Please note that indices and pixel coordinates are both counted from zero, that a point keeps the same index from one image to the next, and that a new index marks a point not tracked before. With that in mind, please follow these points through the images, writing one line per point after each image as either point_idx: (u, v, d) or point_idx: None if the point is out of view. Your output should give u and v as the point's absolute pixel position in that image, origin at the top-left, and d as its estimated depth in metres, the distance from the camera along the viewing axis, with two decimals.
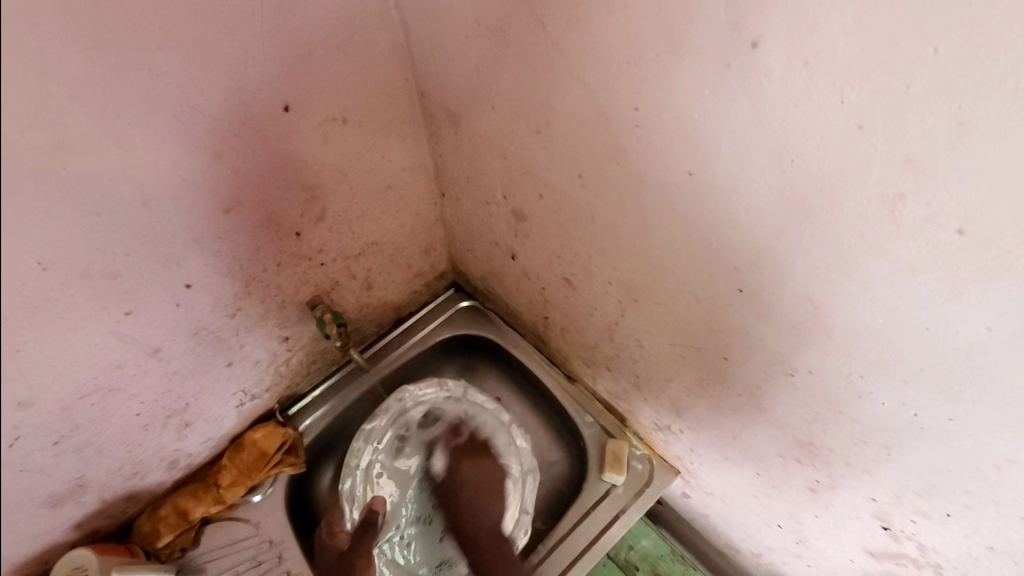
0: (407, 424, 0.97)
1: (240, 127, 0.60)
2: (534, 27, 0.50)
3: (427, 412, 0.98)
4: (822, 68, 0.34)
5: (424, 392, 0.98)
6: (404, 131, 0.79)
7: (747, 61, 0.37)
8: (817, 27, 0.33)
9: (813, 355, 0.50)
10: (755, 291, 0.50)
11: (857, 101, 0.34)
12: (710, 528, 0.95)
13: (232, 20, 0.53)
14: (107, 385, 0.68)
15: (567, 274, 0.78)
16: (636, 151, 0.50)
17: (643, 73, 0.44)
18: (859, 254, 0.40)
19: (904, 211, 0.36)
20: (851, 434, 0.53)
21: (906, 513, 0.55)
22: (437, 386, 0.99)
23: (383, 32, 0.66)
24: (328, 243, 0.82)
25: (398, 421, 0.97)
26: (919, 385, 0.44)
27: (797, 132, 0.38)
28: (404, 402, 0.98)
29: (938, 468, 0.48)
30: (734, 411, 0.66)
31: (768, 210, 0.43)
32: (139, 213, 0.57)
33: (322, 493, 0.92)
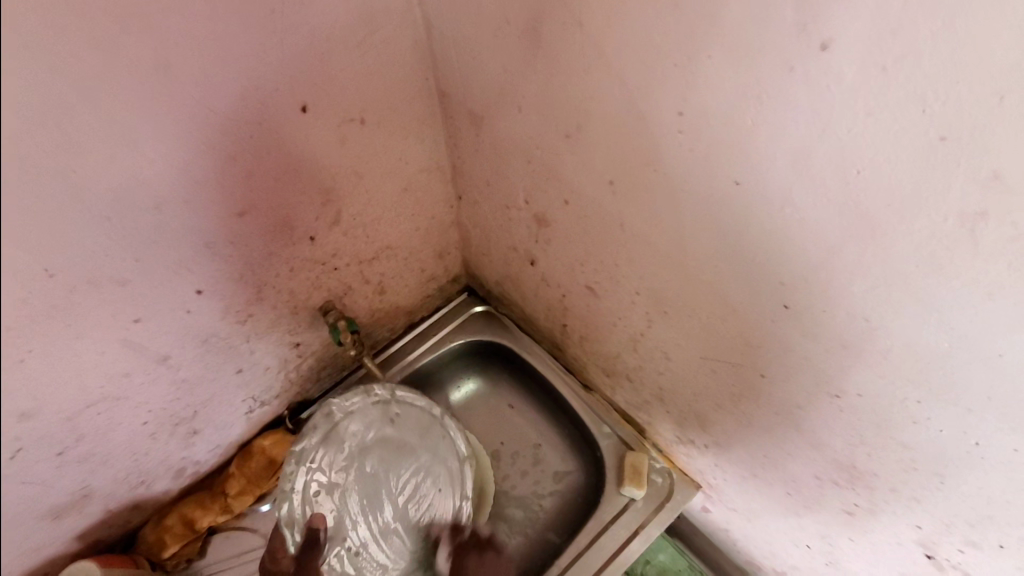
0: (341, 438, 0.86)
1: (256, 128, 0.57)
2: (570, 25, 0.47)
3: (358, 423, 0.87)
4: (902, 74, 0.31)
5: (350, 404, 0.88)
6: (423, 132, 0.76)
7: (814, 66, 0.34)
8: (901, 29, 0.30)
9: (862, 376, 0.47)
10: (802, 308, 0.47)
11: (942, 112, 0.31)
12: (730, 544, 0.92)
13: (250, 16, 0.50)
14: (114, 395, 0.66)
15: (590, 282, 0.75)
16: (677, 158, 0.48)
17: (691, 76, 0.41)
18: (925, 274, 0.37)
19: (985, 231, 0.33)
20: (899, 459, 0.50)
21: (954, 543, 0.53)
22: (363, 396, 0.88)
23: (405, 29, 0.63)
24: (342, 247, 0.79)
25: (328, 439, 0.85)
26: (984, 415, 0.41)
27: (865, 144, 0.35)
28: (332, 416, 0.86)
29: (997, 500, 0.45)
30: (767, 429, 0.63)
31: (825, 224, 0.41)
32: (150, 217, 0.54)
33: (283, 512, 0.80)
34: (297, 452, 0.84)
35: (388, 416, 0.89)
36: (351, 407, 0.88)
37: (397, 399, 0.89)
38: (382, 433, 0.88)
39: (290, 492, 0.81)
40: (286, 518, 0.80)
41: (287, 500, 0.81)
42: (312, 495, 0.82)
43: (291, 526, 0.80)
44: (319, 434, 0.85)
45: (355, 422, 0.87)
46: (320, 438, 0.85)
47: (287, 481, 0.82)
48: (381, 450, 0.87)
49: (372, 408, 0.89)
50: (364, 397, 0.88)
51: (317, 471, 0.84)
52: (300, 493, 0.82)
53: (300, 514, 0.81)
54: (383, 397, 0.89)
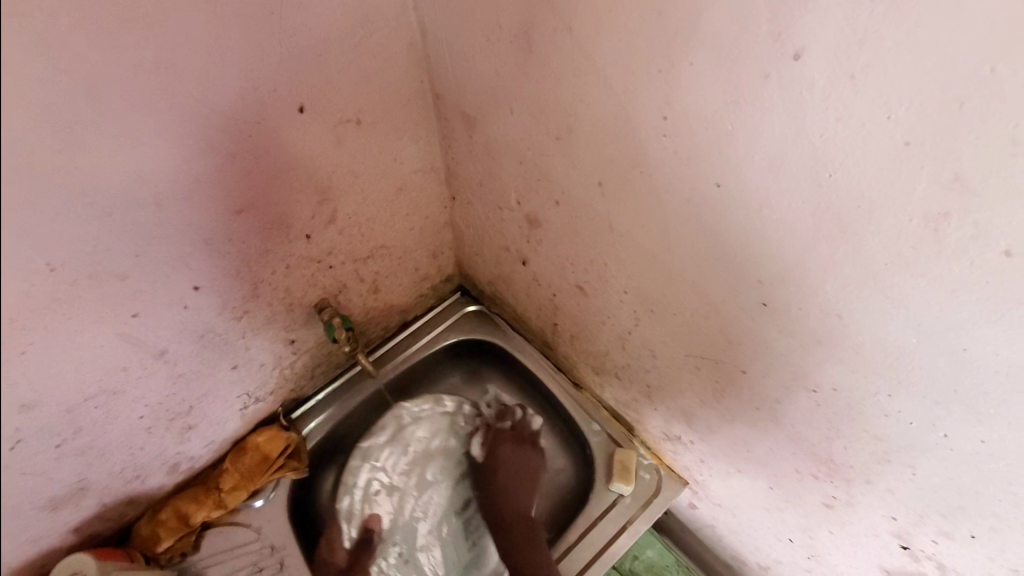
0: (410, 442, 1.03)
1: (255, 127, 0.59)
2: (560, 32, 0.49)
3: (426, 428, 1.04)
4: (869, 82, 0.33)
5: (422, 411, 1.05)
6: (417, 133, 0.78)
7: (787, 73, 0.36)
8: (867, 39, 0.32)
9: (837, 371, 0.49)
10: (780, 306, 0.49)
11: (906, 117, 0.33)
12: (716, 539, 0.94)
13: (249, 18, 0.51)
14: (111, 388, 0.67)
15: (580, 282, 0.77)
16: (661, 160, 0.49)
17: (674, 82, 0.43)
18: (894, 272, 0.39)
19: (948, 231, 0.35)
20: (874, 452, 0.52)
21: (927, 533, 0.55)
22: (434, 405, 1.05)
23: (400, 33, 0.65)
24: (337, 246, 0.80)
25: (399, 441, 1.02)
26: (951, 407, 0.43)
27: (837, 147, 0.37)
28: (402, 419, 1.04)
29: (965, 489, 0.47)
30: (750, 425, 0.65)
31: (801, 224, 0.42)
32: (150, 213, 0.55)
33: (344, 505, 0.98)
34: (363, 452, 1.01)
35: (444, 427, 1.04)
36: (420, 415, 1.05)
37: (462, 411, 1.06)
38: (439, 441, 1.04)
39: (352, 486, 0.99)
40: (347, 514, 0.97)
41: (351, 499, 0.98)
42: (369, 494, 0.98)
43: (351, 521, 0.97)
44: (388, 434, 1.02)
45: (421, 429, 1.04)
46: (388, 437, 1.02)
47: (354, 477, 0.99)
48: (438, 459, 1.02)
49: (439, 419, 1.05)
50: (434, 406, 1.05)
51: (380, 472, 1.00)
52: (360, 491, 0.99)
53: (358, 510, 0.98)
54: (451, 410, 1.06)
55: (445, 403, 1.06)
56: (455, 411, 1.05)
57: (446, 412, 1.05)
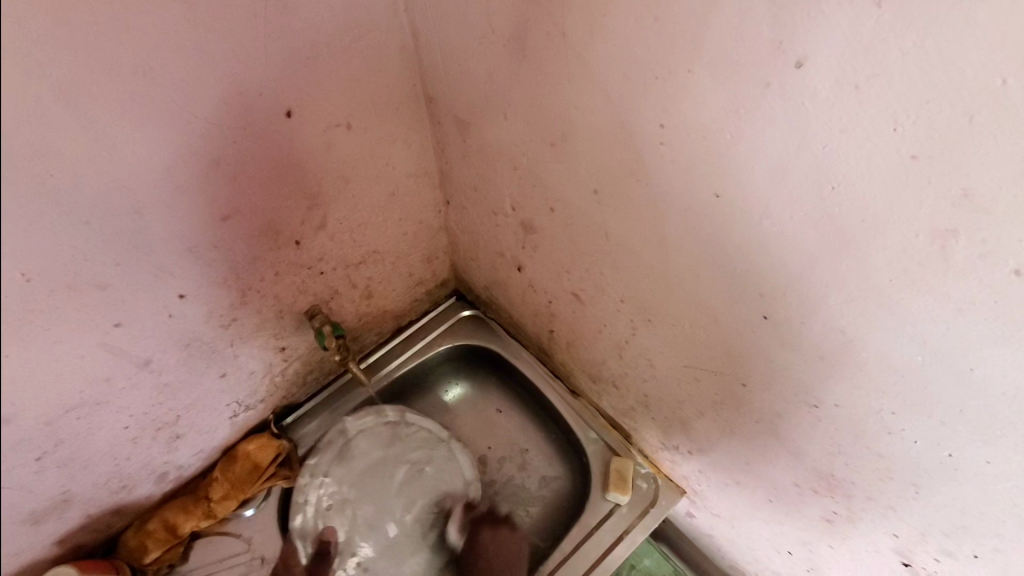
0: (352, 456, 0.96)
1: (241, 133, 0.57)
2: (554, 36, 0.48)
3: (367, 441, 0.98)
4: (875, 94, 0.31)
5: (360, 424, 0.98)
6: (409, 137, 0.76)
7: (789, 81, 0.35)
8: (873, 50, 0.30)
9: (840, 387, 0.48)
10: (781, 319, 0.48)
11: (912, 130, 0.31)
12: (715, 549, 0.93)
13: (233, 20, 0.50)
14: (94, 399, 0.65)
15: (576, 289, 0.75)
16: (658, 168, 0.48)
17: (672, 90, 0.42)
18: (899, 289, 0.38)
19: (956, 248, 0.33)
20: (876, 469, 0.51)
21: (929, 552, 0.53)
22: (375, 417, 0.99)
23: (391, 35, 0.63)
24: (328, 252, 0.79)
25: (340, 455, 0.96)
26: (957, 427, 0.41)
27: (841, 159, 0.35)
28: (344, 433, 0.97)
29: (970, 510, 0.46)
30: (749, 437, 0.64)
31: (803, 237, 0.41)
32: (132, 221, 0.54)
33: (296, 523, 0.91)
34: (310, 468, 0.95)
35: (388, 435, 0.98)
36: (362, 427, 0.98)
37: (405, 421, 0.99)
38: (388, 452, 0.97)
39: (303, 502, 0.92)
40: (300, 530, 0.90)
41: (303, 512, 0.91)
42: (324, 508, 0.92)
43: (305, 537, 0.90)
44: (333, 449, 0.96)
45: (364, 442, 0.98)
46: (335, 454, 0.96)
47: (303, 493, 0.92)
48: (388, 470, 0.96)
49: (382, 429, 0.98)
50: (377, 418, 0.98)
51: (328, 486, 0.94)
52: (313, 506, 0.92)
53: (311, 527, 0.91)
54: (393, 420, 0.99)
55: (388, 412, 0.99)
56: (398, 420, 0.99)
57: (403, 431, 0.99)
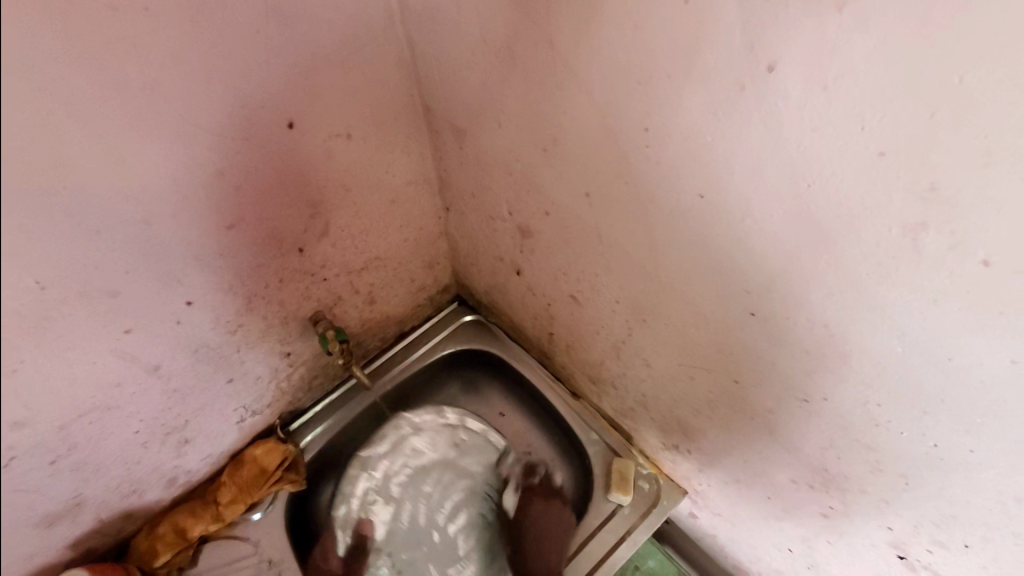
0: (407, 453, 1.02)
1: (243, 143, 0.59)
2: (542, 46, 0.50)
3: (426, 441, 1.03)
4: (842, 93, 0.33)
5: (423, 421, 1.04)
6: (408, 146, 0.78)
7: (762, 84, 0.36)
8: (837, 51, 0.32)
9: (827, 380, 0.49)
10: (768, 315, 0.49)
11: (879, 127, 0.33)
12: (717, 549, 0.93)
13: (235, 36, 0.52)
14: (105, 403, 0.67)
15: (572, 291, 0.77)
16: (645, 171, 0.49)
17: (654, 95, 0.43)
18: (876, 281, 0.39)
19: (927, 240, 0.34)
20: (867, 461, 0.52)
21: (922, 544, 0.54)
22: (435, 415, 1.05)
23: (387, 47, 0.65)
24: (330, 258, 0.81)
25: (398, 452, 1.02)
26: (938, 415, 0.42)
27: (814, 157, 0.37)
28: (403, 429, 1.04)
29: (958, 500, 0.47)
30: (744, 434, 0.65)
31: (784, 235, 0.42)
32: (140, 231, 0.56)
33: (341, 513, 0.98)
34: (361, 461, 1.01)
35: (450, 440, 1.03)
36: (420, 426, 1.04)
37: (463, 426, 1.04)
38: (432, 457, 1.02)
39: (349, 495, 0.99)
40: (342, 521, 0.97)
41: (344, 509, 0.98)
42: (369, 501, 0.98)
43: (344, 528, 0.96)
44: (387, 445, 1.02)
45: (419, 441, 1.03)
46: (388, 448, 1.02)
47: (350, 486, 0.99)
48: (441, 472, 1.01)
49: (443, 432, 1.04)
50: (434, 417, 1.05)
51: (376, 482, 1.00)
52: (358, 499, 0.98)
53: (353, 518, 0.97)
54: (452, 422, 1.05)
55: (449, 416, 1.05)
56: (457, 423, 1.04)
57: (461, 437, 1.04)
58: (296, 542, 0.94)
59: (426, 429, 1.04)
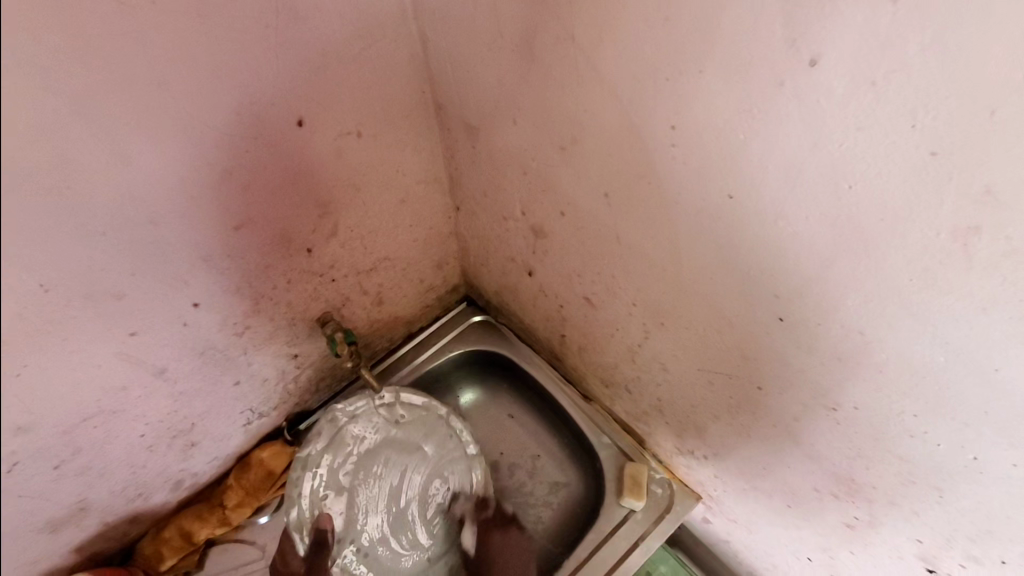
0: (347, 443, 0.89)
1: (253, 142, 0.57)
2: (562, 40, 0.48)
3: (362, 426, 0.90)
4: (892, 90, 0.31)
5: (357, 408, 0.90)
6: (419, 144, 0.76)
7: (803, 80, 0.34)
8: (890, 46, 0.30)
9: (859, 389, 0.47)
10: (797, 321, 0.47)
11: (931, 127, 0.31)
12: (732, 555, 0.92)
13: (244, 31, 0.50)
14: (111, 407, 0.66)
15: (587, 293, 0.75)
16: (671, 170, 0.47)
17: (683, 92, 0.41)
18: (919, 288, 0.37)
19: (978, 247, 0.33)
20: (898, 473, 0.50)
21: (955, 558, 0.52)
22: (369, 400, 0.91)
23: (399, 42, 0.63)
24: (339, 259, 0.79)
25: (331, 445, 0.88)
26: (982, 428, 0.40)
27: (856, 158, 0.35)
28: (337, 421, 0.89)
29: (996, 515, 0.45)
30: (765, 441, 0.63)
31: (819, 238, 0.40)
32: (146, 232, 0.54)
33: (291, 517, 0.84)
34: (299, 460, 0.86)
35: (390, 418, 0.92)
36: (355, 412, 0.90)
37: (402, 401, 0.92)
38: (371, 441, 0.90)
39: (297, 497, 0.85)
40: (296, 523, 0.85)
41: (296, 507, 0.85)
42: (321, 497, 0.86)
43: (300, 529, 0.85)
44: (324, 440, 0.87)
45: (358, 426, 0.90)
46: (325, 443, 0.88)
47: (295, 487, 0.85)
48: (387, 454, 0.90)
49: (377, 413, 0.91)
50: (369, 401, 0.91)
51: (324, 477, 0.87)
52: (308, 498, 0.86)
53: (308, 518, 0.85)
54: (388, 401, 0.92)
55: (382, 394, 0.92)
56: (396, 403, 0.92)
57: (402, 413, 0.92)
58: None
59: (363, 414, 0.91)
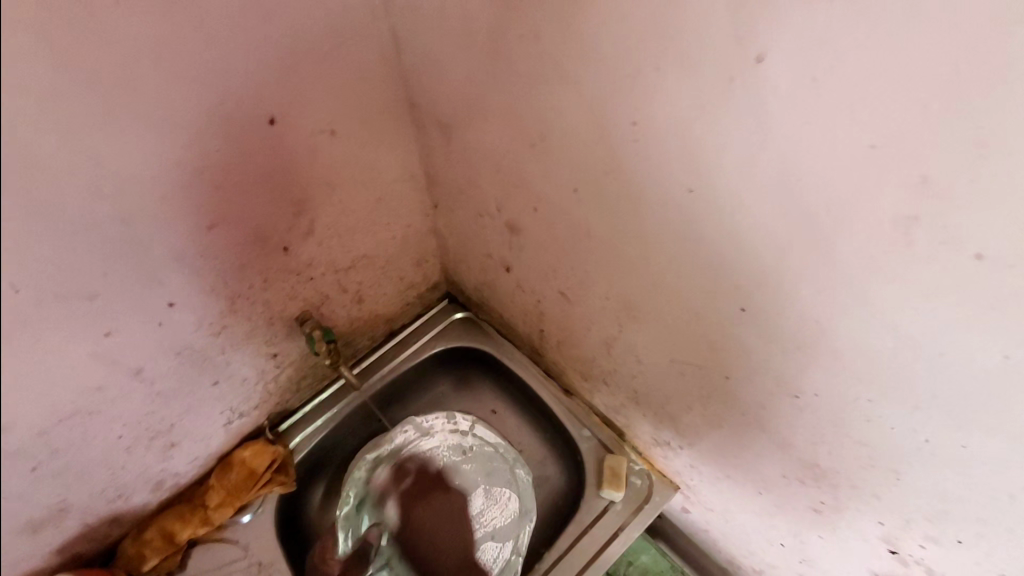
0: (411, 457, 0.96)
1: (224, 140, 0.57)
2: (527, 38, 0.48)
3: (435, 444, 0.97)
4: (832, 84, 0.32)
5: (431, 424, 0.97)
6: (395, 142, 0.77)
7: (751, 77, 0.35)
8: (829, 42, 0.31)
9: (819, 376, 0.48)
10: (759, 311, 0.48)
11: (870, 120, 0.32)
12: (711, 544, 0.93)
13: (213, 30, 0.51)
14: (87, 408, 0.66)
15: (563, 288, 0.76)
16: (634, 165, 0.48)
17: (642, 89, 0.42)
18: (867, 276, 0.38)
19: (918, 234, 0.34)
20: (859, 457, 0.51)
21: (914, 539, 0.54)
22: (443, 419, 0.97)
23: (370, 40, 0.64)
24: (316, 257, 0.79)
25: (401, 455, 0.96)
26: (931, 411, 0.42)
27: (806, 151, 0.36)
28: (410, 434, 0.97)
29: (950, 495, 0.47)
30: (735, 430, 0.64)
31: (774, 228, 0.41)
32: (118, 231, 0.54)
33: (341, 514, 0.90)
34: (369, 461, 0.95)
35: (459, 448, 0.97)
36: (428, 428, 0.97)
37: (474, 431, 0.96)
38: (438, 464, 0.96)
39: (347, 498, 0.91)
40: (342, 526, 0.89)
41: (348, 505, 0.91)
42: (369, 506, 0.93)
43: (346, 532, 0.89)
44: (392, 448, 0.96)
45: (431, 441, 0.97)
46: (394, 450, 0.96)
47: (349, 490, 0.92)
48: (447, 477, 0.96)
49: (451, 436, 0.97)
50: (446, 420, 0.97)
51: (379, 486, 0.94)
52: (357, 502, 0.92)
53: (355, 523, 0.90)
54: (462, 426, 0.97)
55: (457, 419, 0.97)
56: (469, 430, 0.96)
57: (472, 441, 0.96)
58: (287, 545, 0.92)
59: (438, 434, 0.97)
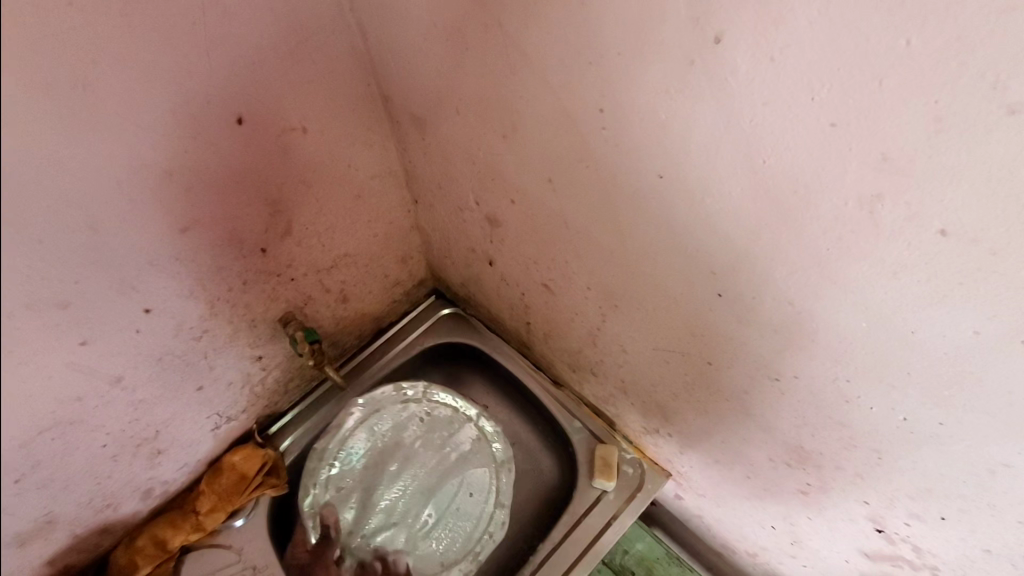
0: (371, 433, 0.96)
1: (192, 143, 0.56)
2: (490, 28, 0.48)
3: (392, 417, 0.97)
4: (789, 63, 0.32)
5: (382, 398, 0.98)
6: (370, 139, 0.76)
7: (711, 59, 0.35)
8: (784, 19, 0.30)
9: (797, 358, 0.48)
10: (735, 296, 0.48)
11: (828, 97, 0.32)
12: (705, 529, 0.93)
13: (173, 31, 0.50)
14: (68, 418, 0.65)
15: (545, 279, 0.75)
16: (604, 152, 0.48)
17: (605, 76, 0.42)
18: (836, 256, 0.38)
19: (884, 212, 0.34)
20: (841, 438, 0.51)
21: (899, 517, 0.54)
22: (394, 390, 0.98)
23: (337, 35, 0.63)
24: (296, 258, 0.79)
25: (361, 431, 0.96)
26: (907, 389, 0.42)
27: (769, 132, 0.35)
28: (362, 412, 0.97)
29: (932, 472, 0.47)
30: (720, 415, 0.64)
31: (743, 210, 0.41)
32: (87, 239, 0.53)
33: (305, 504, 0.90)
34: (321, 452, 0.94)
35: (417, 415, 0.98)
36: (380, 402, 0.98)
37: (428, 396, 0.99)
38: (399, 435, 0.97)
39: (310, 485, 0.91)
40: (309, 512, 0.89)
41: (310, 495, 0.91)
42: (335, 490, 0.91)
43: (313, 517, 0.89)
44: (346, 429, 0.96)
45: (388, 414, 0.98)
46: (356, 425, 0.96)
47: (311, 477, 0.92)
48: (410, 446, 0.96)
49: (404, 406, 0.98)
50: (396, 392, 0.98)
51: (340, 469, 0.93)
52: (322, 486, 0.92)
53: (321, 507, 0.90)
54: (415, 395, 0.99)
55: (407, 390, 0.99)
56: (423, 396, 0.99)
57: (427, 407, 0.98)
58: (280, 547, 0.92)
59: (391, 407, 0.98)
